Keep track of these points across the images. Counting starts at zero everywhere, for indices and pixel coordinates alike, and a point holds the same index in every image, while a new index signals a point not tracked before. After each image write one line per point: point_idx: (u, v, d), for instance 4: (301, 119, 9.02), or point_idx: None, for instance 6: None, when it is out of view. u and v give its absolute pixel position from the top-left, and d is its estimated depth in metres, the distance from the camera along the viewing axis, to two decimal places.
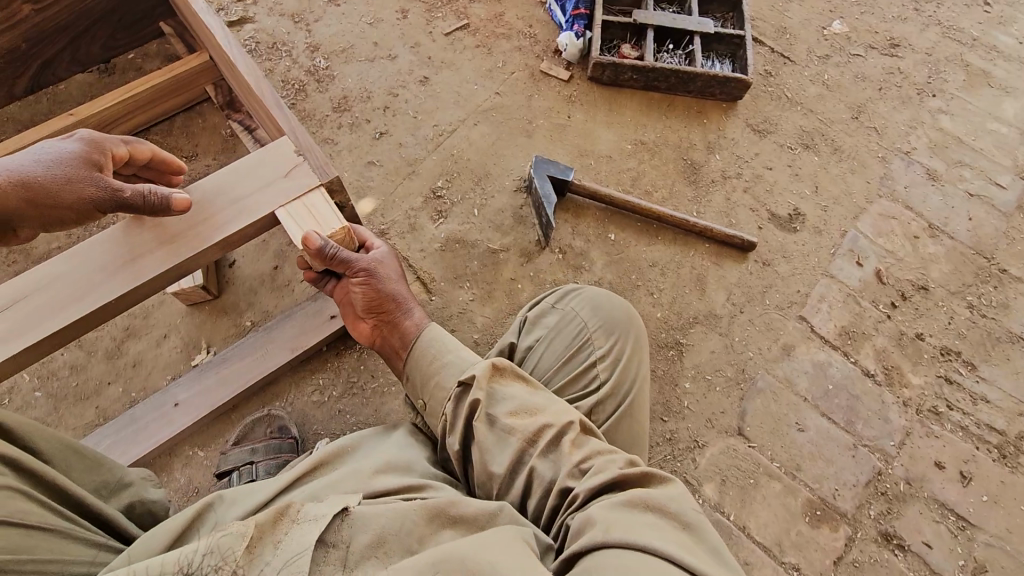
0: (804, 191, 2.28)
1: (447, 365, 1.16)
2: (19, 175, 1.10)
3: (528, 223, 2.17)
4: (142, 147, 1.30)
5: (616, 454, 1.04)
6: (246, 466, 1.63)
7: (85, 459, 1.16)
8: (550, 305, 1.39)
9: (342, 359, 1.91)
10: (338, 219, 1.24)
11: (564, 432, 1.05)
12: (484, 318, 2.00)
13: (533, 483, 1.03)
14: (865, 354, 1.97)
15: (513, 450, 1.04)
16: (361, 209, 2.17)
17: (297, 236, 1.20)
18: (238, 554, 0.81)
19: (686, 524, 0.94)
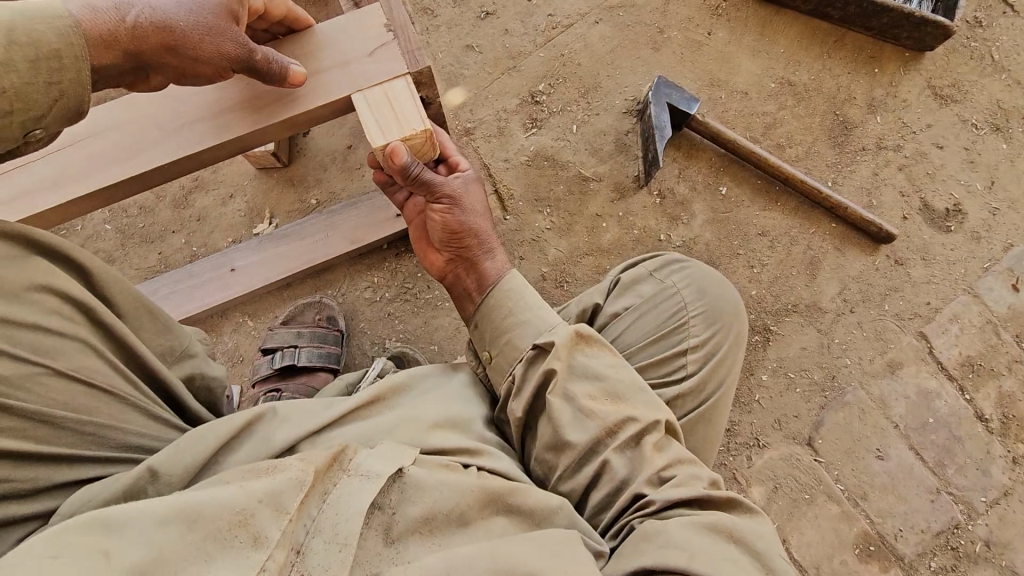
0: (974, 185, 1.86)
1: (524, 324, 1.06)
2: (165, 17, 0.89)
3: (630, 154, 1.88)
4: (280, 1, 1.01)
5: (699, 472, 1.01)
6: (289, 348, 1.59)
7: (158, 321, 1.03)
8: (647, 273, 1.35)
9: (400, 262, 1.79)
10: (422, 118, 1.03)
11: (647, 432, 1.00)
12: (557, 251, 1.80)
13: (603, 476, 1.00)
14: (983, 395, 1.68)
15: (589, 437, 1.00)
16: (449, 100, 1.94)
17: (374, 133, 1.02)
18: (293, 505, 0.73)
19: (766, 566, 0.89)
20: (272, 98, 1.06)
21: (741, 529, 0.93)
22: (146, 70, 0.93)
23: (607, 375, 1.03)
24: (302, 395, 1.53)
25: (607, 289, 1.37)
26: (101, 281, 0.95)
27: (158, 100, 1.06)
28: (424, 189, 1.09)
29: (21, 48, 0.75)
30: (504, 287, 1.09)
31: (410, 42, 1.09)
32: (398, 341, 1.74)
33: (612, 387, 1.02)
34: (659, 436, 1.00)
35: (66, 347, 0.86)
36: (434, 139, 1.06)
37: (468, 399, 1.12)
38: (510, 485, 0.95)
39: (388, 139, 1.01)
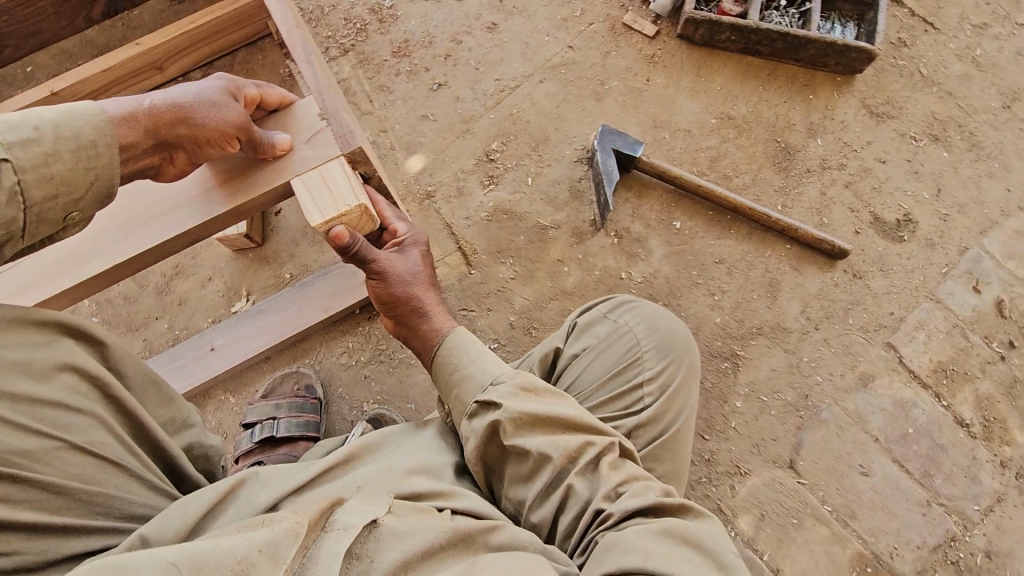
0: (922, 194, 1.91)
1: (468, 379, 1.09)
2: (181, 109, 1.00)
3: (584, 199, 1.97)
4: (273, 90, 1.16)
5: (654, 483, 1.02)
6: (269, 421, 1.63)
7: (162, 392, 1.07)
8: (602, 314, 1.35)
9: (373, 324, 1.86)
10: (355, 195, 1.11)
11: (604, 453, 1.02)
12: (523, 299, 1.86)
13: (569, 502, 0.99)
14: (961, 399, 1.67)
15: (551, 468, 1.00)
16: (410, 167, 2.06)
17: (312, 211, 1.09)
18: (294, 556, 0.70)
19: (726, 566, 0.90)
20: (257, 169, 1.13)
21: (700, 533, 0.94)
22: (168, 150, 1.02)
23: (559, 405, 1.05)
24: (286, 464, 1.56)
25: (566, 332, 1.36)
26: (119, 356, 1.01)
27: (138, 191, 1.13)
28: (358, 264, 1.16)
29: (64, 141, 0.88)
30: (451, 344, 1.14)
31: (340, 128, 1.17)
32: (376, 402, 1.78)
33: (568, 418, 1.03)
34: (615, 458, 1.02)
35: (82, 422, 0.88)
36: (369, 212, 1.14)
37: (439, 450, 1.09)
38: (482, 526, 0.93)
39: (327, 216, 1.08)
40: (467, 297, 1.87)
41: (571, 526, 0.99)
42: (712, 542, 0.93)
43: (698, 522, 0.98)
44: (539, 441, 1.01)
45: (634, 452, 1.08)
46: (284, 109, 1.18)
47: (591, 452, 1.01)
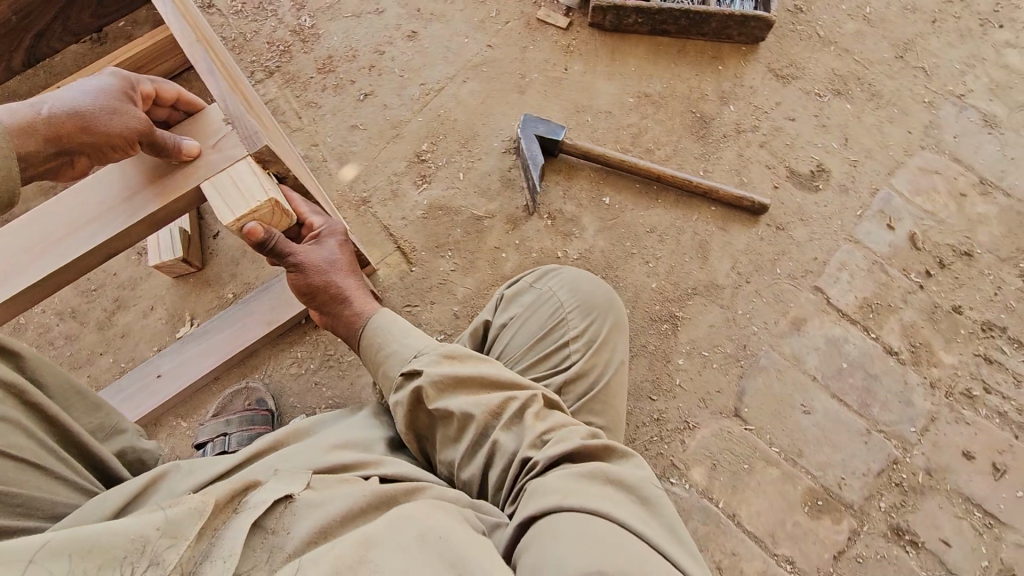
0: (831, 145, 2.02)
1: (392, 355, 1.14)
2: (76, 113, 1.03)
3: (516, 187, 2.03)
4: (167, 86, 1.18)
5: (580, 428, 1.04)
6: (220, 437, 1.63)
7: (86, 400, 1.08)
8: (528, 284, 1.40)
9: (320, 332, 1.87)
10: (264, 190, 1.15)
11: (527, 405, 1.05)
12: (465, 289, 1.90)
13: (496, 456, 1.02)
14: (888, 330, 1.76)
15: (476, 426, 1.03)
16: (344, 176, 2.08)
17: (222, 209, 1.12)
18: (190, 533, 0.74)
19: (645, 500, 0.93)
20: (167, 171, 1.15)
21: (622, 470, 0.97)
22: (72, 156, 1.05)
23: (480, 367, 1.08)
24: None
25: (495, 305, 1.41)
26: (36, 366, 1.01)
27: (64, 204, 1.13)
28: (275, 258, 1.24)
29: None
30: (374, 324, 1.22)
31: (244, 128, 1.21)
32: (330, 407, 1.79)
33: (490, 378, 1.07)
34: (539, 408, 1.05)
35: (1, 427, 0.87)
36: (281, 207, 1.19)
37: (372, 426, 1.14)
38: (404, 488, 0.95)
39: (238, 214, 1.11)
40: (411, 294, 1.90)
41: (500, 478, 1.02)
42: (633, 477, 0.96)
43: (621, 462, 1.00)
44: (462, 402, 1.04)
45: (562, 404, 1.11)
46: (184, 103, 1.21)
47: (514, 406, 1.04)
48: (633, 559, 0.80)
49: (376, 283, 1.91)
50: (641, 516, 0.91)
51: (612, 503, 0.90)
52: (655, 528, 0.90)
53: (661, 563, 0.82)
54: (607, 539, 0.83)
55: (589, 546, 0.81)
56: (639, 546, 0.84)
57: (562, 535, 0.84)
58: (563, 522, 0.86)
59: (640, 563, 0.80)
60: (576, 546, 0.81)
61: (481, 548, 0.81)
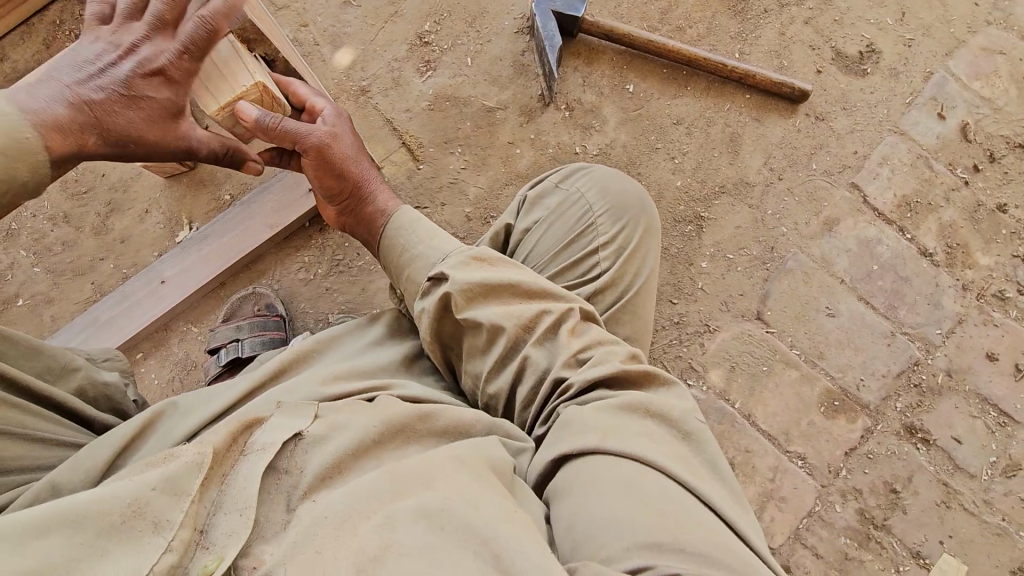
0: (886, 20, 1.77)
1: (418, 257, 1.06)
2: (108, 120, 0.89)
3: (530, 74, 1.83)
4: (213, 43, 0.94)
5: (618, 348, 0.98)
6: (233, 343, 1.60)
7: (18, 346, 0.96)
8: (553, 185, 1.29)
9: (326, 236, 1.79)
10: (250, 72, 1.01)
11: (562, 319, 0.98)
12: (477, 189, 1.78)
13: (527, 371, 0.97)
14: (925, 230, 1.66)
15: (505, 340, 0.97)
16: (338, 63, 1.87)
17: (205, 97, 1.01)
18: (194, 487, 0.73)
19: (686, 434, 0.91)
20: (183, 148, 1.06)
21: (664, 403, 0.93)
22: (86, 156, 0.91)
23: (507, 274, 1.00)
24: None
25: (516, 209, 1.31)
26: None
27: None
28: (288, 143, 1.08)
29: None
30: (398, 223, 1.12)
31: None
32: (341, 312, 1.74)
33: (517, 287, 1.00)
34: (571, 317, 0.99)
35: None
36: (272, 94, 1.06)
37: (381, 349, 1.11)
38: (418, 413, 0.93)
39: (221, 101, 1.00)
40: (420, 195, 1.78)
41: (528, 396, 0.98)
42: (675, 411, 0.92)
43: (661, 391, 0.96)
44: (489, 314, 0.97)
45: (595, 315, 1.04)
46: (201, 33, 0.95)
47: (545, 320, 0.98)
48: (672, 509, 0.80)
49: None
50: (682, 452, 0.88)
51: (653, 444, 0.87)
52: (697, 466, 0.88)
53: (702, 509, 0.81)
54: (648, 490, 0.81)
55: (628, 502, 0.80)
56: (681, 491, 0.83)
57: (602, 486, 0.82)
58: (603, 471, 0.84)
59: (681, 514, 0.79)
60: (615, 502, 0.80)
61: (519, 518, 0.77)
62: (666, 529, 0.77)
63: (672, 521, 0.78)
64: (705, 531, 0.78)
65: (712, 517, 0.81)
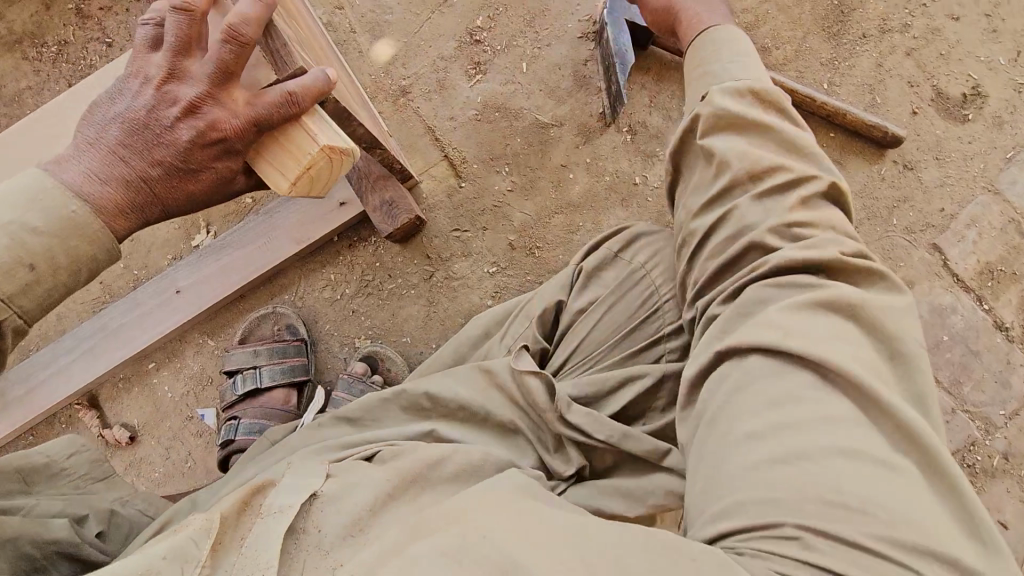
0: (997, 59, 1.57)
1: (713, 75, 0.97)
2: (171, 190, 0.80)
3: (591, 87, 1.63)
4: (273, 109, 0.81)
5: (838, 227, 0.84)
6: (251, 369, 1.53)
7: None
8: (612, 256, 1.38)
9: (356, 253, 1.65)
10: (321, 129, 0.84)
11: (802, 183, 0.85)
12: (524, 215, 1.62)
13: (728, 219, 0.87)
14: (1005, 302, 1.54)
15: (721, 185, 0.89)
16: (377, 56, 1.67)
17: (273, 175, 0.86)
18: (201, 555, 0.68)
19: (899, 356, 0.71)
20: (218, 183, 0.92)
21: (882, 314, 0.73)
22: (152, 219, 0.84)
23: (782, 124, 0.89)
24: (265, 417, 1.49)
25: (571, 284, 1.38)
26: None
27: None
28: None
29: None
30: (711, 38, 1.04)
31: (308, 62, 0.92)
32: (369, 338, 1.63)
33: (775, 133, 0.89)
34: (821, 186, 0.84)
35: None
36: (345, 153, 0.87)
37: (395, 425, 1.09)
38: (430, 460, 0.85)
39: (289, 177, 0.85)
40: (460, 216, 1.63)
41: (721, 269, 0.86)
42: (896, 329, 0.72)
43: (879, 291, 0.77)
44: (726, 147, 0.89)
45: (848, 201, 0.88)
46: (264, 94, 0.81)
47: (795, 180, 0.85)
48: (871, 471, 0.61)
49: (420, 199, 1.64)
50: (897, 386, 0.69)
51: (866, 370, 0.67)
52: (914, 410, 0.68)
53: (899, 458, 0.63)
54: (845, 439, 0.63)
55: (794, 434, 0.64)
56: (890, 447, 0.64)
57: (755, 400, 0.69)
58: (781, 397, 0.68)
59: (884, 478, 0.61)
60: (791, 446, 0.64)
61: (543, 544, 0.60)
62: (857, 500, 0.59)
63: (869, 491, 0.60)
64: (914, 512, 0.59)
65: (930, 498, 0.61)
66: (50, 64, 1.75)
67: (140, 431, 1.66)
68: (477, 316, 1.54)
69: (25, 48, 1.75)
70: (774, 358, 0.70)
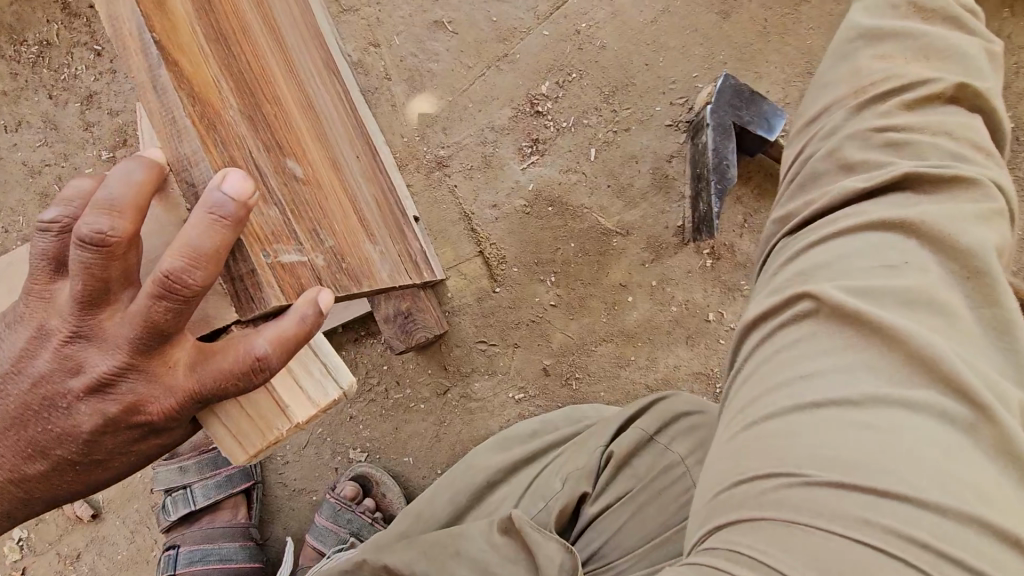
0: None
1: None
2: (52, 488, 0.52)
3: (673, 192, 1.31)
4: (223, 379, 0.52)
5: (954, 135, 0.64)
6: (179, 491, 1.33)
7: None
8: (648, 436, 1.04)
9: (361, 352, 1.39)
10: (293, 404, 0.58)
11: (911, 88, 0.65)
12: (566, 336, 1.34)
13: (812, 131, 0.71)
14: None
15: (830, 99, 0.70)
16: (414, 113, 1.35)
17: (221, 442, 0.59)
18: None
19: (977, 275, 0.56)
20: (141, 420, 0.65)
21: (929, 218, 0.58)
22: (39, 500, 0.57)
23: (921, 27, 0.68)
24: (212, 539, 1.31)
25: (594, 470, 1.03)
26: None
27: None
28: None
29: None
30: None
31: (309, 271, 0.64)
32: (364, 451, 1.40)
33: (919, 39, 0.68)
34: (937, 90, 0.65)
35: None
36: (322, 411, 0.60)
37: None
38: None
39: (248, 453, 0.58)
40: (489, 326, 1.36)
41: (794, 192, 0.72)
42: (964, 237, 0.57)
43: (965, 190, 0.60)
44: (842, 64, 0.72)
45: (994, 103, 0.67)
46: (215, 353, 0.53)
47: (911, 85, 0.65)
48: (882, 418, 0.51)
49: (443, 298, 1.36)
50: (940, 302, 0.56)
51: (870, 294, 0.56)
52: (953, 334, 0.54)
53: (933, 410, 0.51)
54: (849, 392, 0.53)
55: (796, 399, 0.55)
56: (894, 382, 0.53)
57: (780, 364, 0.59)
58: (765, 351, 0.62)
59: (866, 425, 0.52)
60: (758, 406, 0.59)
61: None
62: (817, 456, 0.52)
63: (840, 444, 0.52)
64: (912, 467, 0.49)
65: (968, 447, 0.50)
66: (29, 67, 1.46)
67: (103, 508, 1.49)
68: (477, 450, 1.25)
69: (0, 44, 1.46)
70: (799, 306, 0.60)
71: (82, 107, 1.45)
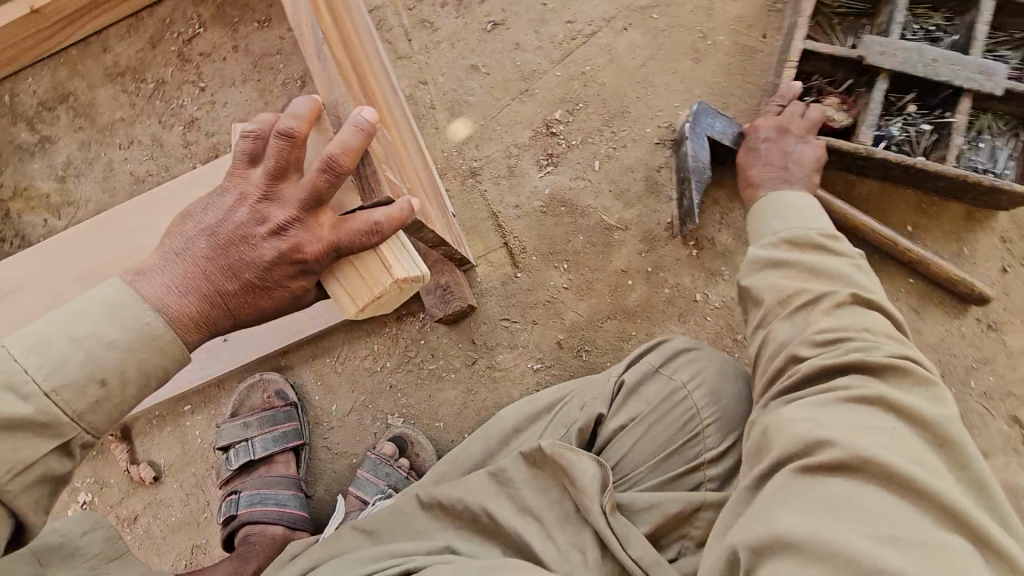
0: None
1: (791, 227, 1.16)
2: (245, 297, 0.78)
3: (662, 195, 1.61)
4: (355, 233, 0.78)
5: (870, 329, 0.94)
6: (242, 443, 1.54)
7: None
8: (651, 369, 1.26)
9: (402, 328, 1.62)
10: (388, 266, 0.80)
11: (821, 299, 0.99)
12: (577, 315, 1.59)
13: (768, 341, 1.02)
14: None
15: (765, 310, 1.06)
16: (453, 133, 1.68)
17: (341, 301, 0.84)
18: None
19: (948, 445, 0.77)
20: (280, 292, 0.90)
21: (899, 398, 0.81)
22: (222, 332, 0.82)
23: (806, 257, 1.07)
24: (270, 485, 1.49)
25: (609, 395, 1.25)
26: None
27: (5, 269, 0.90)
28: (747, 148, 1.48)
29: None
30: (777, 209, 1.24)
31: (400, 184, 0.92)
32: (400, 417, 1.60)
33: (810, 266, 1.06)
34: (840, 297, 0.98)
35: None
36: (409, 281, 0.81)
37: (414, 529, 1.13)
38: None
39: (357, 305, 0.82)
40: (512, 306, 1.61)
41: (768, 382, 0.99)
42: (936, 417, 0.79)
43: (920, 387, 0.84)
44: (764, 283, 1.09)
45: (878, 301, 1.00)
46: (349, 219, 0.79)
47: (821, 295, 0.99)
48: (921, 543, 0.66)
49: (473, 282, 1.62)
50: (929, 463, 0.75)
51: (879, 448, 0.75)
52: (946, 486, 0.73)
53: (950, 535, 0.67)
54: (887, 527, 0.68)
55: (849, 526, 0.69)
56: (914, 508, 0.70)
57: (818, 502, 0.74)
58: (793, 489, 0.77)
59: (905, 540, 0.66)
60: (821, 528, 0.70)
61: None
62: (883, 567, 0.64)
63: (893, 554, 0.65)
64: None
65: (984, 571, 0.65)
66: (146, 99, 1.82)
67: (163, 472, 1.66)
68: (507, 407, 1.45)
69: (125, 82, 1.83)
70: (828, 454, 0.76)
71: (185, 130, 1.81)
